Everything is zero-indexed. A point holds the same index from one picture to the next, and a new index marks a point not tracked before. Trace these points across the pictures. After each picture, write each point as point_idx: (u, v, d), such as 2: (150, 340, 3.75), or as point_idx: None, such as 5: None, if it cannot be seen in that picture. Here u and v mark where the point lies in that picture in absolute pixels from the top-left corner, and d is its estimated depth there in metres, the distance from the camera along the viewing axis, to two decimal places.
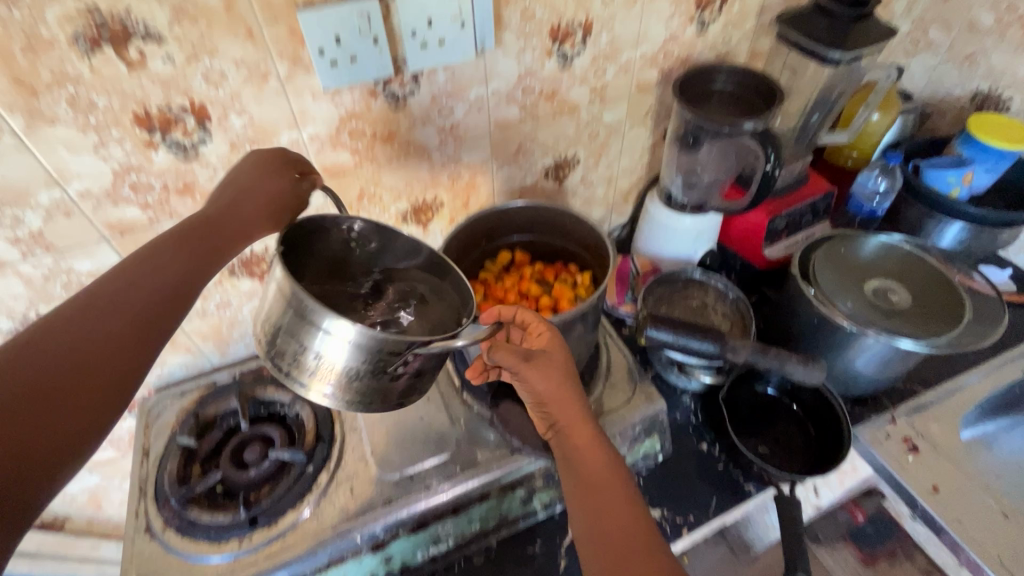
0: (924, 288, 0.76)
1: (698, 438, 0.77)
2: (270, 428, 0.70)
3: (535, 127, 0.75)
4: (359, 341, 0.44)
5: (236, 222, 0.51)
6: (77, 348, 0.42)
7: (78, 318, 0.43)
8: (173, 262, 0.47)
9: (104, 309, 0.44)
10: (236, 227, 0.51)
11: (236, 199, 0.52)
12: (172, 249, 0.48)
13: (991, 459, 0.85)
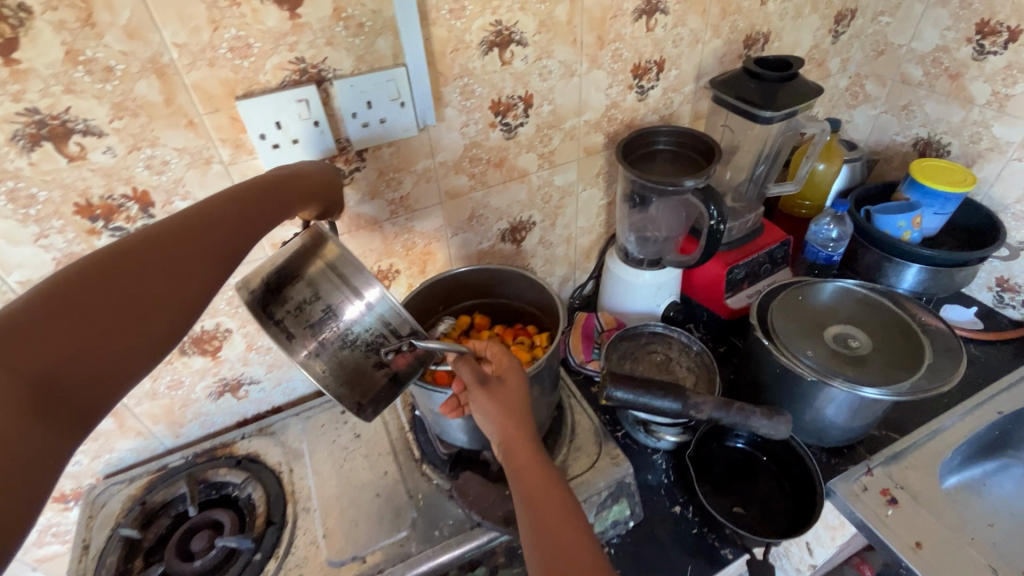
0: (883, 334, 0.75)
1: (671, 500, 0.73)
2: (219, 513, 0.67)
3: (486, 194, 0.78)
4: (381, 312, 0.53)
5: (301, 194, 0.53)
6: (163, 268, 0.45)
7: (94, 290, 0.41)
8: (194, 243, 0.47)
9: (194, 239, 0.47)
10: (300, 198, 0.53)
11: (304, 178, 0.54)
12: (225, 211, 0.49)
13: (981, 506, 0.82)
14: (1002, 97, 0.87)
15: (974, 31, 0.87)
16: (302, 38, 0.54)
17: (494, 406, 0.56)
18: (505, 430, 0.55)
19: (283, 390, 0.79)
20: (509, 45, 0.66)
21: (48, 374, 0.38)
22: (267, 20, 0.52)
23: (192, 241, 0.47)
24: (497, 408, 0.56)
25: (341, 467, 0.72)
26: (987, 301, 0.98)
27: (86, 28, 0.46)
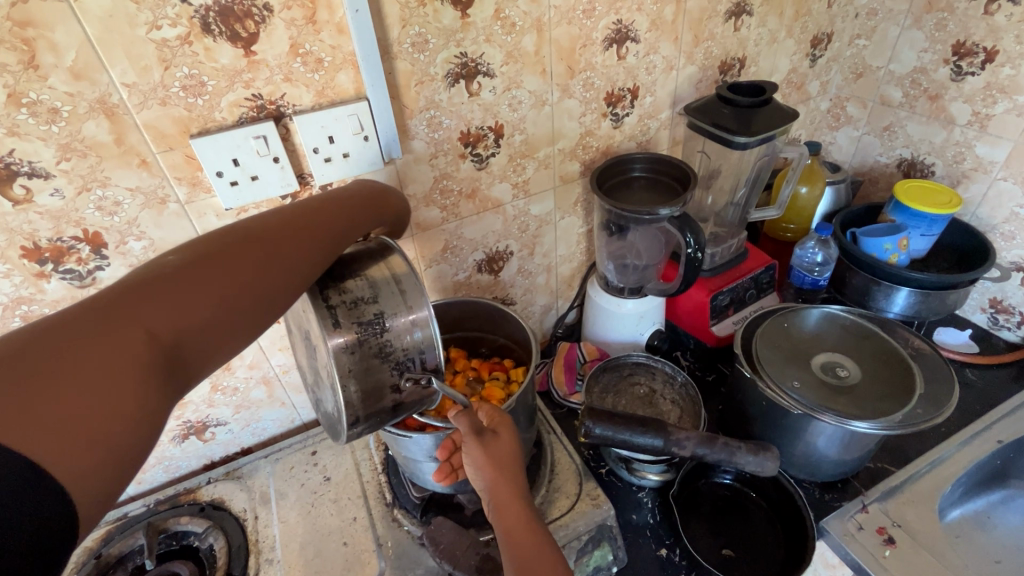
0: (876, 364, 0.72)
1: (657, 543, 0.69)
2: (178, 565, 0.64)
3: (459, 225, 0.76)
4: (422, 335, 0.52)
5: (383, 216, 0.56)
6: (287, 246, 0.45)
7: (231, 257, 0.41)
8: (312, 225, 0.47)
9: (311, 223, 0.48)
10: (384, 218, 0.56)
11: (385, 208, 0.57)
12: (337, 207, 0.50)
13: (985, 541, 0.78)
14: (984, 117, 0.86)
15: (951, 52, 0.87)
16: (258, 75, 0.53)
17: (478, 454, 0.53)
18: (493, 483, 0.53)
19: (252, 431, 0.77)
20: (476, 76, 0.65)
21: (173, 332, 0.37)
22: (221, 57, 0.51)
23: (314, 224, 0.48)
24: (485, 459, 0.53)
25: (309, 513, 0.68)
26: (982, 323, 0.95)
27: (29, 70, 0.45)
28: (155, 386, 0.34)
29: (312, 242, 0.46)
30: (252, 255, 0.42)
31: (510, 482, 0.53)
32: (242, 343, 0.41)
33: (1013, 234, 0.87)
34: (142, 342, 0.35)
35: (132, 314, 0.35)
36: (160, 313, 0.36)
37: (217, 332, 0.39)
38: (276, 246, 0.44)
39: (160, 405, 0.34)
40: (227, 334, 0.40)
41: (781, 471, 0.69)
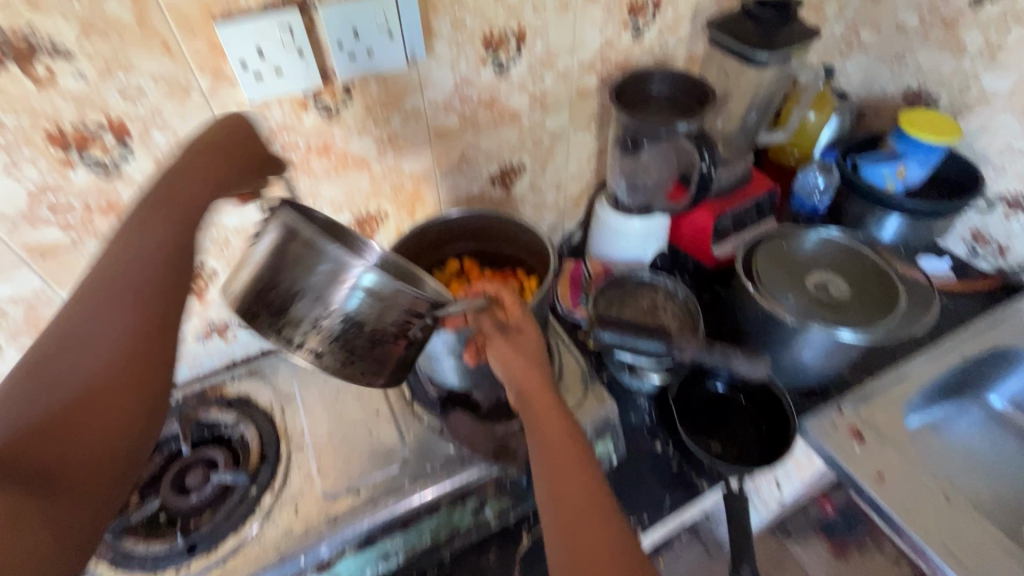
0: (864, 281, 0.77)
1: (653, 438, 0.77)
2: (214, 450, 0.69)
3: (477, 135, 0.76)
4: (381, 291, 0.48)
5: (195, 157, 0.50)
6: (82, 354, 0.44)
7: (40, 374, 0.42)
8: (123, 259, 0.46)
9: (110, 286, 0.45)
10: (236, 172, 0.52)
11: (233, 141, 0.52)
12: (138, 229, 0.46)
13: (939, 442, 0.87)
14: (995, 46, 0.86)
15: None
16: None
17: (508, 351, 0.57)
18: (522, 371, 0.56)
19: None
20: None
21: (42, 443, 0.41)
22: None
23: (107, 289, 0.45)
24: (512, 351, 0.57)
25: (333, 407, 0.73)
26: (961, 252, 1.01)
27: None
28: (31, 511, 0.38)
29: (149, 290, 0.46)
30: (74, 344, 0.44)
31: (540, 375, 0.57)
32: (123, 413, 0.44)
33: (1004, 166, 0.91)
34: (54, 404, 0.42)
35: (44, 380, 0.42)
36: (56, 375, 0.43)
37: (93, 405, 0.43)
38: (85, 329, 0.44)
39: (58, 529, 0.39)
40: (104, 414, 0.43)
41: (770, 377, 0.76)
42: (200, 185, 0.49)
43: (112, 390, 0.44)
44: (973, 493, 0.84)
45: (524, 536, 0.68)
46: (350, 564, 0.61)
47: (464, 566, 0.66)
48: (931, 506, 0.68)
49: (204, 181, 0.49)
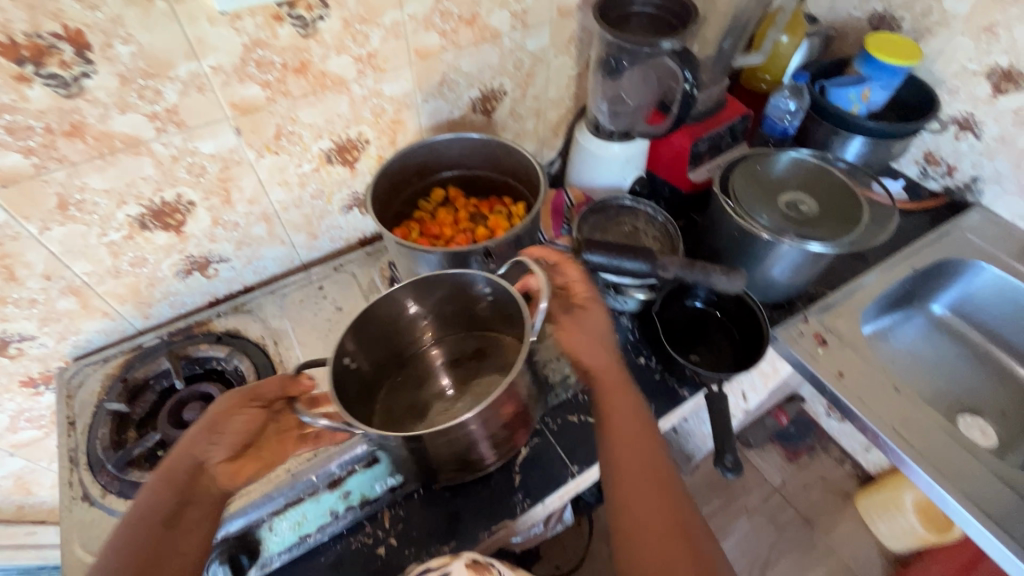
0: (831, 198, 0.82)
1: (636, 353, 0.82)
2: (208, 385, 0.68)
3: (457, 56, 0.73)
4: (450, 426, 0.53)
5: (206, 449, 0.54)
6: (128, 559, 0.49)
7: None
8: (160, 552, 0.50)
9: (137, 521, 0.51)
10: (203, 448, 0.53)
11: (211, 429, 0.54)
12: (152, 496, 0.52)
13: (888, 348, 0.96)
14: None
15: None
16: None
17: (602, 353, 0.60)
18: (593, 353, 0.60)
19: (254, 269, 0.78)
20: None
21: None
22: None
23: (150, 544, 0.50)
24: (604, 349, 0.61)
25: (327, 337, 0.74)
26: (913, 174, 1.07)
27: None
28: None
29: (163, 518, 0.51)
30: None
31: (608, 353, 0.61)
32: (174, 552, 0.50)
33: (958, 89, 0.95)
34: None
35: (144, 513, 0.51)
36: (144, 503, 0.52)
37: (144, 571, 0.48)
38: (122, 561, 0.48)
39: None
40: None
41: (745, 290, 0.79)
42: (190, 483, 0.53)
43: (197, 492, 0.54)
44: (915, 389, 0.94)
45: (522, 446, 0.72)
46: (360, 479, 0.64)
47: (468, 477, 0.70)
48: (885, 398, 0.76)
49: (195, 476, 0.54)
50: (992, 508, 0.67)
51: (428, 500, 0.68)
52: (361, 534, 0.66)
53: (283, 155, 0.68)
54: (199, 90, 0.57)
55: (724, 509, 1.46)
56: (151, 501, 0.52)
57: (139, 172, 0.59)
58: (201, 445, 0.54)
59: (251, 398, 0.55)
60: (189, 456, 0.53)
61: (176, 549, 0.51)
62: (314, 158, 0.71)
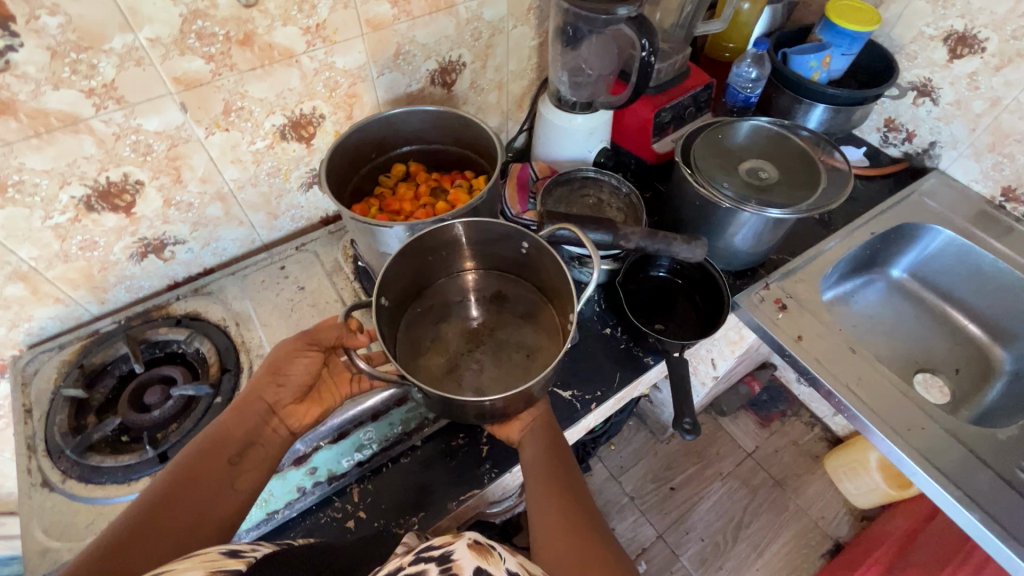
0: (791, 165, 0.83)
1: (602, 324, 0.82)
2: (169, 368, 0.68)
3: (411, 26, 0.72)
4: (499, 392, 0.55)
5: (273, 387, 0.58)
6: (192, 467, 0.52)
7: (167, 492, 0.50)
8: (217, 464, 0.53)
9: (208, 440, 0.54)
10: (273, 385, 0.58)
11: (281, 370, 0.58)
12: (227, 421, 0.56)
13: (848, 312, 0.99)
14: None
15: None
16: None
17: (542, 437, 0.64)
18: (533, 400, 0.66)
19: (213, 251, 0.76)
20: None
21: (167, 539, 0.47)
22: None
23: (211, 454, 0.53)
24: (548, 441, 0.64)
25: (289, 317, 0.73)
26: (875, 141, 1.09)
27: None
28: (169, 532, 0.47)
29: (236, 431, 0.55)
30: (184, 477, 0.51)
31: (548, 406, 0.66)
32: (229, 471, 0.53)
33: (916, 54, 0.96)
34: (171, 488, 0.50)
35: (213, 440, 0.54)
36: (216, 430, 0.55)
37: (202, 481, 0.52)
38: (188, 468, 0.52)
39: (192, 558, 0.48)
40: (211, 512, 0.50)
41: (706, 258, 0.81)
42: (259, 412, 0.57)
43: (264, 436, 0.57)
44: (874, 351, 0.96)
45: None
46: (326, 455, 0.64)
47: (436, 450, 0.71)
48: (840, 358, 0.78)
49: (263, 408, 0.57)
50: (938, 459, 0.70)
51: (396, 472, 0.69)
52: (331, 508, 0.66)
53: (234, 131, 0.66)
54: (137, 64, 0.55)
55: (698, 475, 1.50)
56: (226, 423, 0.56)
57: (80, 152, 0.57)
58: (266, 387, 0.57)
59: (310, 343, 0.58)
60: (259, 394, 0.57)
61: (229, 485, 0.53)
62: (267, 135, 0.69)
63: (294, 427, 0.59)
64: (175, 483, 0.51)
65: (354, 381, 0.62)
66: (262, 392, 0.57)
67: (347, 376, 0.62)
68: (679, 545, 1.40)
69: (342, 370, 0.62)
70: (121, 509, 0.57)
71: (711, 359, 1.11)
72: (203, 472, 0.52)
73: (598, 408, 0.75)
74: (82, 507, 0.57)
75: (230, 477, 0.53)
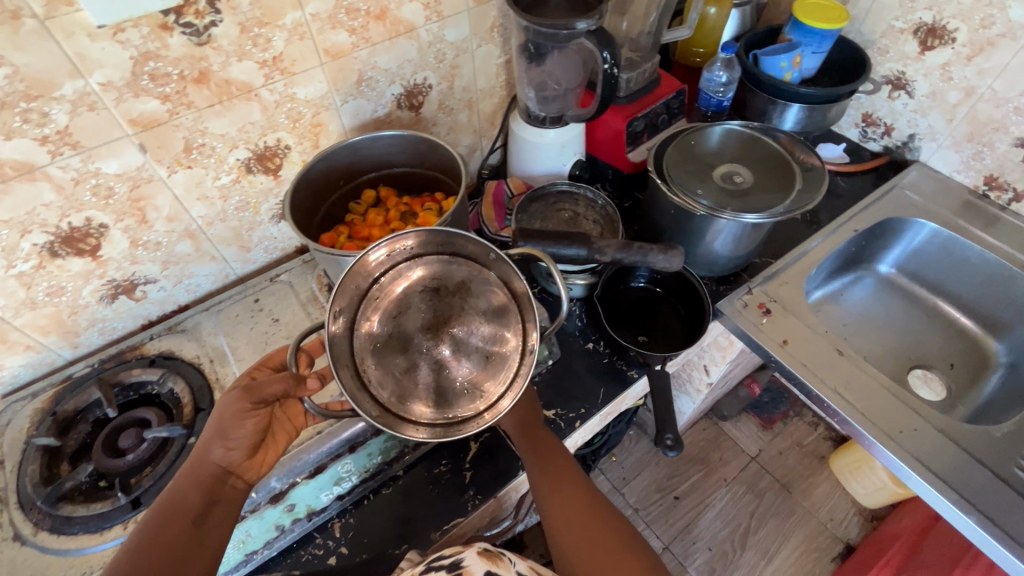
0: (765, 168, 0.82)
1: (585, 339, 0.81)
2: (144, 410, 0.67)
3: (372, 53, 0.72)
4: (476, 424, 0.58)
5: (218, 449, 0.55)
6: (154, 538, 0.52)
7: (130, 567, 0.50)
8: (176, 531, 0.52)
9: (168, 508, 0.54)
10: (218, 447, 0.55)
11: (224, 430, 0.55)
12: (184, 486, 0.55)
13: (837, 311, 0.97)
14: None
15: None
16: None
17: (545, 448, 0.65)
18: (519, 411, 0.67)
19: (186, 287, 0.76)
20: None
21: None
22: None
23: (171, 522, 0.53)
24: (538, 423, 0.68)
25: (264, 350, 0.72)
26: (854, 137, 1.08)
27: None
28: None
29: (191, 497, 0.54)
30: (145, 550, 0.51)
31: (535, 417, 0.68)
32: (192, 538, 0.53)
33: (887, 48, 0.96)
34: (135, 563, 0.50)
35: (170, 510, 0.54)
36: (174, 496, 0.55)
37: (163, 552, 0.51)
38: (149, 539, 0.52)
39: None
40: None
41: (686, 267, 0.80)
42: (213, 475, 0.55)
43: (222, 494, 0.55)
44: (866, 350, 0.95)
45: (472, 441, 0.72)
46: (304, 491, 0.63)
47: (418, 479, 0.69)
48: (825, 360, 0.77)
49: (216, 470, 0.56)
50: (933, 463, 0.68)
51: (378, 503, 0.68)
52: (312, 545, 0.65)
53: (198, 168, 0.66)
54: (91, 108, 0.55)
55: (702, 482, 1.48)
56: (182, 490, 0.55)
57: (39, 200, 0.57)
58: (212, 448, 0.55)
59: (252, 402, 0.55)
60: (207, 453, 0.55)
61: (194, 549, 0.52)
62: (232, 169, 0.69)
63: (253, 480, 0.57)
64: (137, 552, 0.51)
65: (308, 415, 0.61)
66: (211, 454, 0.55)
67: (300, 409, 0.61)
68: (686, 556, 1.37)
69: (294, 404, 0.60)
70: (94, 560, 0.56)
71: (706, 366, 1.09)
72: (162, 544, 0.52)
73: (582, 426, 0.74)
74: (54, 560, 0.56)
75: (191, 544, 0.52)
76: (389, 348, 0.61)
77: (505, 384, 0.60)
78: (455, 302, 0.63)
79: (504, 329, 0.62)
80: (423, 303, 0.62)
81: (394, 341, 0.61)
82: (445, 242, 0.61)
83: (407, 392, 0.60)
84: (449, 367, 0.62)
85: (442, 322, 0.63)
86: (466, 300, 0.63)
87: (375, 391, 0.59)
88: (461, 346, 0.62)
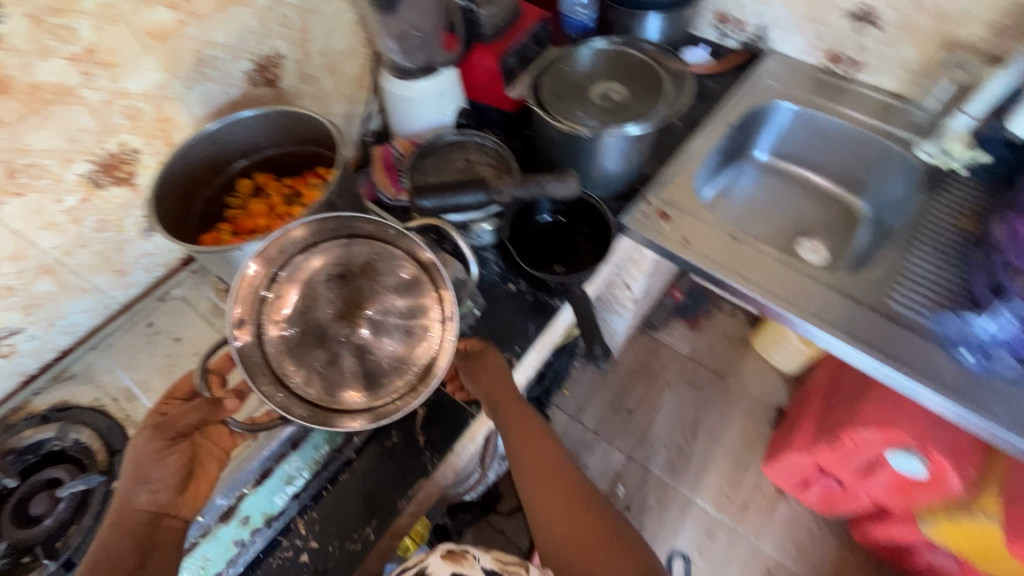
0: (636, 80, 0.84)
1: (506, 282, 0.82)
2: (52, 470, 0.60)
3: (204, 28, 0.65)
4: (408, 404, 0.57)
5: (142, 492, 0.55)
6: None
7: None
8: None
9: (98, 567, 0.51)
10: (142, 491, 0.55)
11: (144, 472, 0.56)
12: (110, 542, 0.52)
13: (727, 204, 1.05)
14: None
15: None
16: None
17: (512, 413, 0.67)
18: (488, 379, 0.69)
19: (63, 329, 0.68)
20: None
21: None
22: None
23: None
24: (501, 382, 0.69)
25: (173, 372, 0.67)
26: (713, 37, 1.13)
27: None
28: None
29: (122, 548, 0.52)
30: None
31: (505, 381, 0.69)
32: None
33: None
34: None
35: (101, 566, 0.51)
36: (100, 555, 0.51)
37: None
38: None
39: None
40: None
41: (584, 190, 0.82)
42: (141, 522, 0.54)
43: (159, 537, 0.54)
44: (757, 233, 1.04)
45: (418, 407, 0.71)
46: (256, 499, 0.62)
47: (371, 456, 0.68)
48: (722, 248, 0.83)
49: (144, 517, 0.54)
50: (827, 316, 0.77)
51: (338, 492, 0.66)
52: (280, 550, 0.62)
53: (32, 193, 0.58)
54: None
55: (648, 390, 1.58)
56: (107, 547, 0.52)
57: None
58: (135, 493, 0.55)
59: (167, 436, 0.58)
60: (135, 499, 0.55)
61: None
62: (76, 187, 0.61)
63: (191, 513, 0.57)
64: None
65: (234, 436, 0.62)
66: (134, 500, 0.55)
67: (224, 432, 0.62)
68: (647, 458, 1.48)
69: (216, 430, 0.61)
70: None
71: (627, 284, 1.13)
72: None
73: (519, 362, 0.76)
74: None
75: None
76: (305, 342, 0.58)
77: (429, 354, 0.59)
78: (365, 284, 0.60)
79: (419, 300, 0.60)
80: (332, 292, 0.60)
81: (308, 335, 0.58)
82: (340, 227, 0.61)
83: (333, 384, 0.58)
84: (373, 351, 0.59)
85: (356, 307, 0.60)
86: (375, 275, 0.60)
87: (301, 392, 0.57)
88: (382, 325, 0.59)
